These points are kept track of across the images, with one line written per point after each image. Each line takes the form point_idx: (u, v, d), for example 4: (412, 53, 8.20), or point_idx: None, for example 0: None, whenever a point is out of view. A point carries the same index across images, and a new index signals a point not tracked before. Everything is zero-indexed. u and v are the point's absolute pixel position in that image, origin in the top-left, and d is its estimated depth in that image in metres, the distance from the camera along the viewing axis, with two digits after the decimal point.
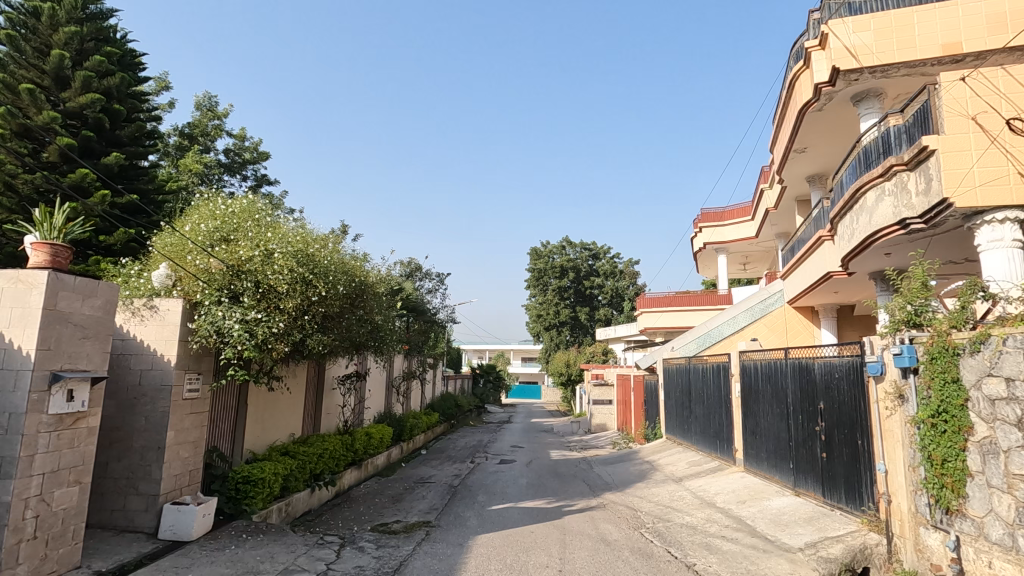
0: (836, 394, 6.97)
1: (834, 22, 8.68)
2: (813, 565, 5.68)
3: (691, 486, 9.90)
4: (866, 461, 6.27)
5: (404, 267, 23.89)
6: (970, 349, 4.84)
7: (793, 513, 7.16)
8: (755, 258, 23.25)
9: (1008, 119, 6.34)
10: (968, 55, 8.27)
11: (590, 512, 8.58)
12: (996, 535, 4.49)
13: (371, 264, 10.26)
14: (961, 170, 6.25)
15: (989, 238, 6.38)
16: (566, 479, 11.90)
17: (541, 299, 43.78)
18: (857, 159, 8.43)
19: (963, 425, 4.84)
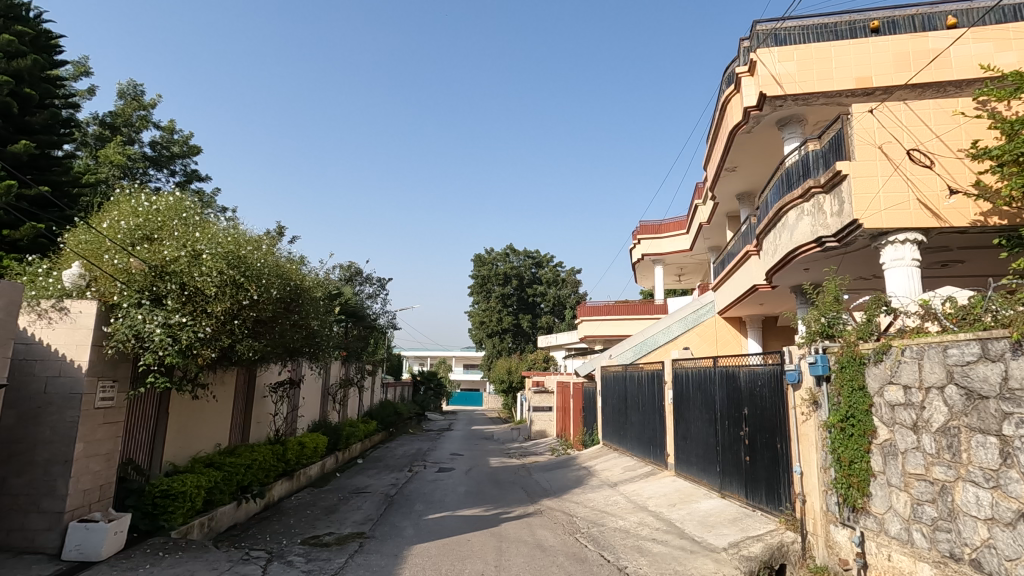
0: (759, 400, 7.37)
1: (762, 50, 9.27)
2: (736, 564, 5.98)
3: (626, 491, 10.17)
4: (785, 463, 6.66)
5: (344, 271, 23.29)
6: (874, 358, 5.30)
7: (719, 515, 7.50)
8: (690, 269, 24.26)
9: (909, 148, 6.90)
10: (878, 89, 9.03)
11: (527, 519, 8.64)
12: (894, 530, 4.93)
13: (308, 268, 9.95)
14: (869, 194, 6.83)
15: (892, 257, 6.96)
16: (505, 486, 11.94)
17: (483, 306, 43.80)
18: (780, 181, 9.02)
19: (867, 429, 5.30)
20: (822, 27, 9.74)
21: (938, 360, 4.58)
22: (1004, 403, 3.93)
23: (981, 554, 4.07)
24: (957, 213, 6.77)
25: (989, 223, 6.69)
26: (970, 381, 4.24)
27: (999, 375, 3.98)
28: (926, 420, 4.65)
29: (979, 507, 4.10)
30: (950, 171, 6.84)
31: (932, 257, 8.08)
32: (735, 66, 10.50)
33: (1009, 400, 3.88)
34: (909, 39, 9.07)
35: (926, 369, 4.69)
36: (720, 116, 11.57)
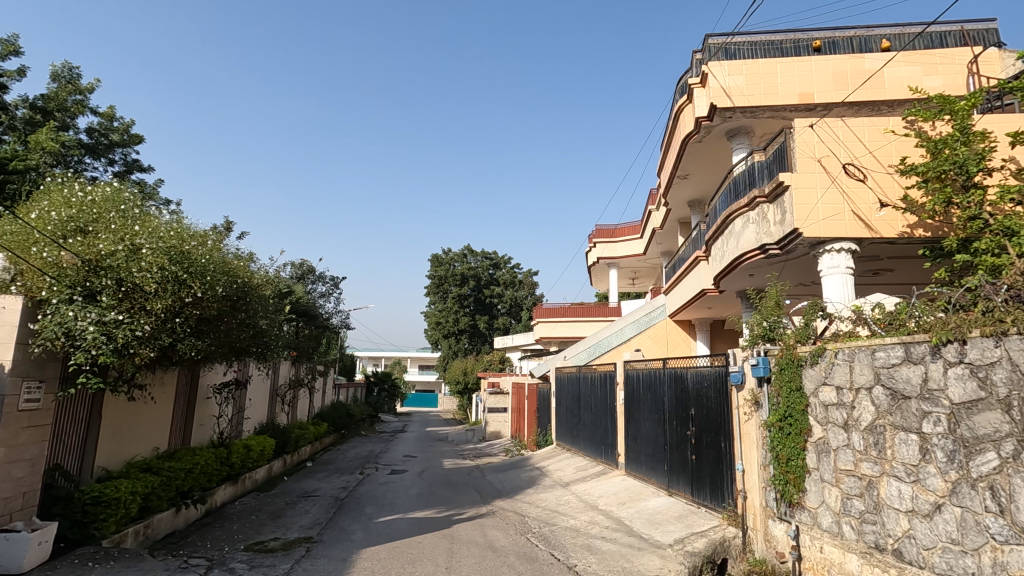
0: (705, 400, 7.62)
1: (713, 63, 9.61)
2: (680, 560, 6.16)
3: (577, 490, 10.32)
4: (728, 461, 6.92)
5: (296, 269, 22.66)
6: (810, 360, 5.58)
7: (666, 512, 7.72)
8: (643, 273, 24.83)
9: (845, 162, 7.28)
10: (819, 105, 9.52)
11: (479, 520, 8.65)
12: (826, 523, 5.21)
13: (257, 265, 9.64)
14: (808, 205, 7.19)
15: (829, 264, 7.35)
16: (458, 488, 11.89)
17: (440, 306, 43.50)
18: (728, 189, 9.37)
19: (803, 427, 5.58)
20: (768, 43, 10.20)
21: (866, 363, 4.87)
22: (924, 403, 4.24)
23: (902, 544, 4.37)
24: (887, 224, 7.20)
25: (915, 235, 7.15)
26: (894, 382, 4.54)
27: (920, 377, 4.28)
28: (856, 419, 4.94)
29: (901, 500, 4.40)
30: (881, 186, 7.27)
31: (865, 265, 8.57)
32: (688, 77, 10.84)
33: (929, 400, 4.19)
34: (848, 59, 9.54)
35: (856, 371, 4.98)
36: (673, 125, 11.91)
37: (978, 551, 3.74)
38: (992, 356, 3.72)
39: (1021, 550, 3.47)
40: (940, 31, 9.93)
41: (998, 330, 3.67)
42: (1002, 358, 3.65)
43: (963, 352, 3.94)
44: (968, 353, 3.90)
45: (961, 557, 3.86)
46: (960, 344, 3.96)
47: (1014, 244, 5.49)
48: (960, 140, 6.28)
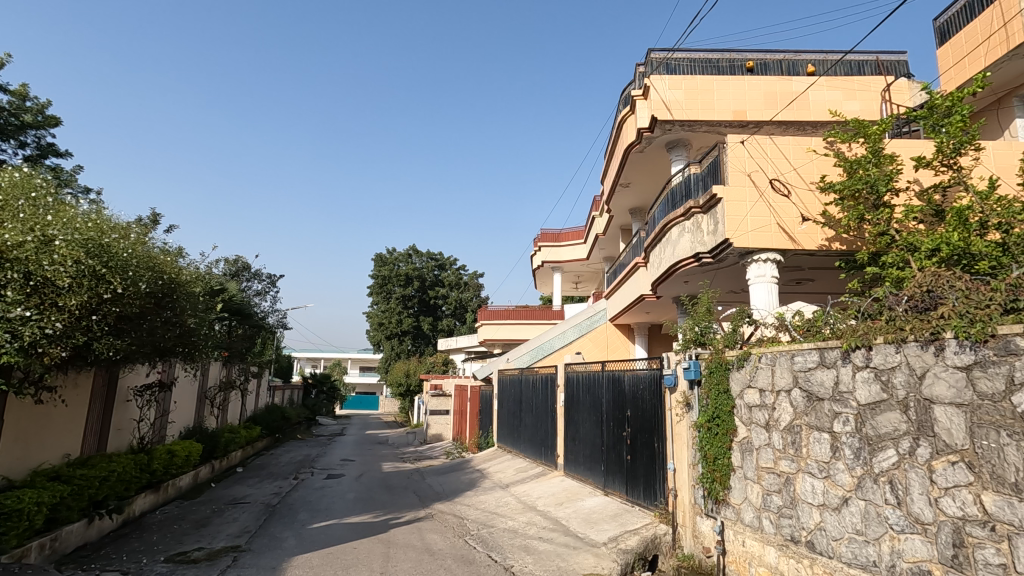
0: (641, 402, 7.86)
1: (654, 77, 9.98)
2: (613, 557, 6.33)
3: (516, 492, 10.41)
4: (660, 461, 7.16)
5: (229, 265, 21.62)
6: (737, 364, 5.91)
7: (601, 511, 7.91)
8: (586, 278, 25.39)
9: (772, 178, 7.73)
10: (751, 122, 10.06)
11: (417, 523, 8.57)
12: (748, 518, 5.53)
13: (186, 260, 9.14)
14: (738, 217, 7.60)
15: (755, 273, 7.81)
16: (396, 491, 11.72)
17: (383, 306, 42.72)
18: (666, 199, 9.73)
19: (729, 428, 5.90)
20: (706, 61, 10.70)
21: (786, 366, 5.20)
22: (835, 404, 4.58)
23: (814, 536, 4.69)
24: (808, 237, 7.70)
25: (833, 247, 7.69)
26: (810, 385, 4.88)
27: (833, 380, 4.62)
28: (776, 419, 5.26)
29: (814, 495, 4.72)
30: (803, 201, 7.76)
31: (788, 275, 9.11)
32: (631, 89, 11.20)
33: (840, 401, 4.53)
34: (777, 80, 10.13)
35: (777, 374, 5.31)
36: (616, 135, 12.27)
37: (879, 540, 4.08)
38: (893, 361, 4.07)
39: (914, 538, 3.81)
40: (858, 59, 10.71)
41: (899, 337, 4.01)
42: (902, 364, 4.00)
43: (869, 357, 4.28)
44: (873, 359, 4.24)
45: (864, 547, 4.19)
46: (866, 350, 4.31)
47: (916, 258, 6.02)
48: (872, 161, 6.84)
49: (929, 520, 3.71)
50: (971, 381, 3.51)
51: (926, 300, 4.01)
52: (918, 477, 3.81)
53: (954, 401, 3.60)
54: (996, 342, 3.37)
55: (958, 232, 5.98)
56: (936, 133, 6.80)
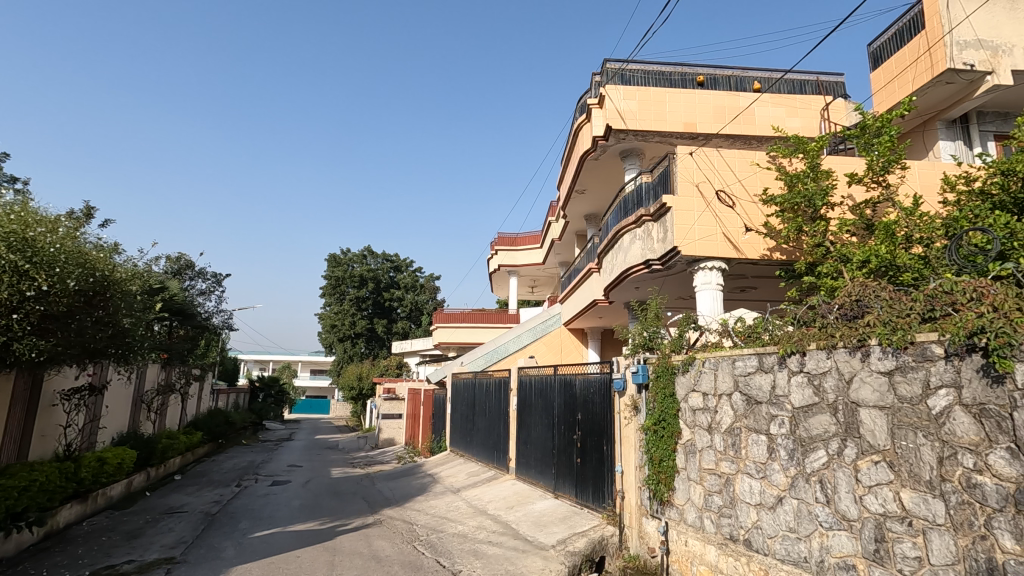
0: (591, 405, 7.97)
1: (609, 87, 10.21)
2: (561, 559, 6.38)
3: (467, 496, 10.36)
4: (609, 463, 7.27)
5: (171, 262, 20.66)
6: (682, 369, 6.09)
7: (550, 514, 7.97)
8: (542, 282, 25.59)
9: (719, 189, 8.01)
10: (700, 134, 10.41)
11: (365, 530, 8.40)
12: (691, 518, 5.69)
13: (122, 257, 8.66)
14: (686, 225, 7.85)
15: (702, 280, 8.07)
16: (345, 498, 11.45)
17: (336, 308, 41.74)
18: (618, 207, 9.93)
19: (674, 430, 6.07)
20: (659, 74, 11.02)
21: (728, 371, 5.39)
22: (772, 407, 4.78)
23: (751, 534, 4.88)
24: (751, 247, 8.02)
25: (774, 257, 8.05)
26: (749, 389, 5.07)
27: (770, 384, 4.82)
28: (718, 422, 5.44)
29: (751, 494, 4.92)
30: (747, 212, 8.08)
31: (733, 283, 9.47)
32: (587, 97, 11.39)
33: (776, 405, 4.73)
34: (725, 95, 10.54)
35: (719, 379, 5.50)
36: (572, 142, 12.46)
37: (810, 537, 4.28)
38: (824, 366, 4.29)
39: (841, 534, 4.02)
40: (800, 79, 11.28)
41: (829, 343, 4.23)
42: (831, 369, 4.23)
43: (803, 363, 4.50)
44: (807, 364, 4.46)
45: (796, 544, 4.39)
46: (801, 356, 4.52)
47: (848, 269, 6.38)
48: (810, 176, 7.23)
49: (854, 517, 3.92)
50: (893, 385, 3.74)
51: (855, 308, 4.23)
52: (845, 477, 4.03)
53: (877, 404, 3.83)
54: (914, 349, 3.61)
55: (885, 245, 6.37)
56: (867, 151, 7.25)
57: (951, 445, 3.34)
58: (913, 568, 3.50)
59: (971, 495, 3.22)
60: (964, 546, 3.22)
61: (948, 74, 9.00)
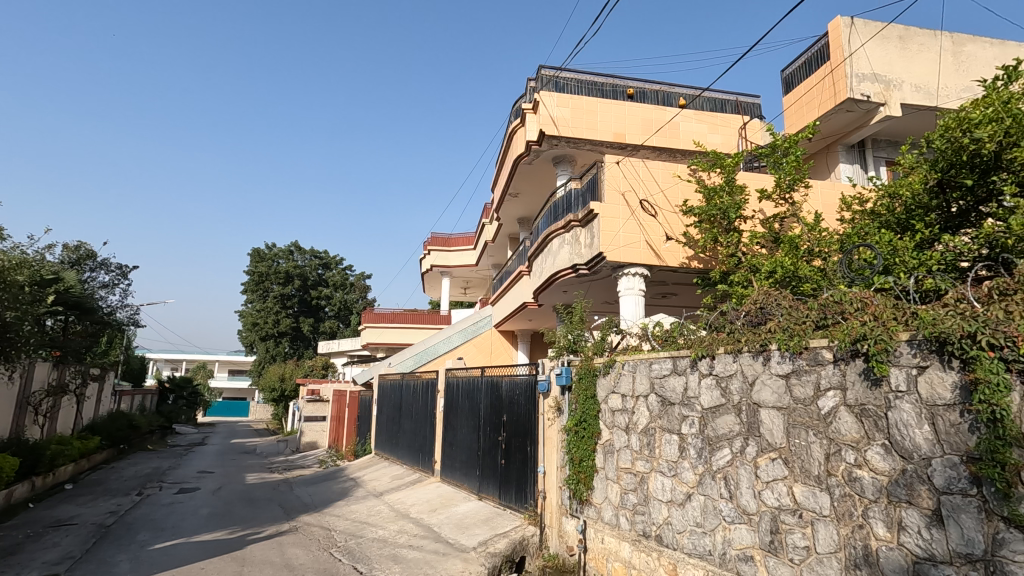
0: (516, 407, 8.03)
1: (544, 93, 10.40)
2: (481, 561, 6.37)
3: (390, 500, 10.15)
4: (531, 464, 7.35)
5: (69, 252, 18.90)
6: (603, 371, 6.27)
7: (473, 516, 7.95)
8: (475, 284, 25.56)
9: (643, 198, 8.33)
10: (629, 144, 10.78)
11: (279, 538, 8.04)
12: (608, 517, 5.87)
13: (6, 243, 7.84)
14: (612, 232, 8.11)
15: (625, 286, 8.36)
16: (259, 504, 10.90)
17: (258, 305, 39.73)
18: (549, 211, 10.09)
19: (594, 431, 6.24)
20: (592, 84, 11.34)
21: (645, 374, 5.60)
22: (683, 408, 5.02)
23: (662, 530, 5.09)
24: (671, 255, 8.38)
25: (692, 265, 8.47)
26: (664, 391, 5.30)
27: (683, 386, 5.06)
28: (635, 422, 5.65)
29: (664, 492, 5.13)
30: (669, 221, 8.44)
31: (655, 289, 9.87)
32: (522, 102, 11.52)
33: (687, 406, 4.97)
34: (653, 108, 10.98)
35: (637, 381, 5.71)
36: (507, 145, 12.56)
37: (714, 531, 4.51)
38: (730, 369, 4.56)
39: (742, 527, 4.26)
40: (721, 98, 11.95)
41: (736, 348, 4.49)
42: (737, 372, 4.49)
43: (712, 365, 4.75)
44: (716, 367, 4.72)
45: (702, 538, 4.62)
46: (710, 359, 4.77)
47: (756, 278, 6.84)
48: (726, 190, 7.68)
49: (753, 511, 4.18)
50: (789, 387, 4.02)
51: (759, 315, 4.51)
52: (746, 473, 4.28)
53: (776, 405, 4.10)
54: (808, 353, 3.90)
55: (790, 257, 6.87)
56: (776, 169, 7.80)
57: (836, 442, 3.63)
58: (801, 557, 3.77)
59: (852, 488, 3.51)
60: (845, 534, 3.52)
61: (848, 103, 9.83)
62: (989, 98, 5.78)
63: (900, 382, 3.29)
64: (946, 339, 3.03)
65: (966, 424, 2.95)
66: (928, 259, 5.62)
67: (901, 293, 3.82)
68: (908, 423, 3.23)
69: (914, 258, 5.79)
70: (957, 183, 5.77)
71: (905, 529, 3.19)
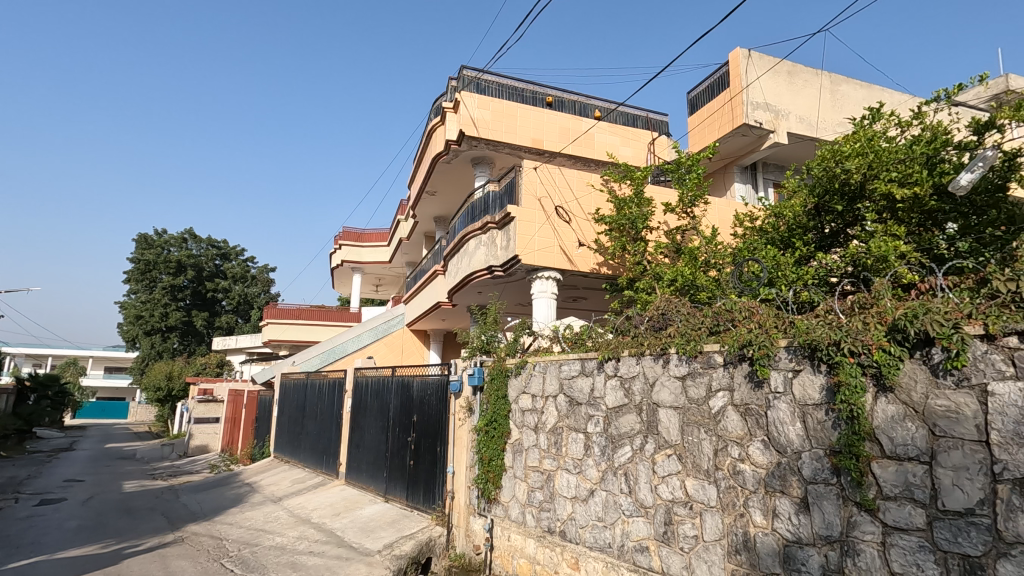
0: (427, 407, 7.96)
1: (465, 93, 10.44)
2: (386, 564, 6.25)
3: (290, 505, 9.67)
4: (440, 464, 7.32)
5: None
6: (515, 371, 6.39)
7: (379, 518, 7.77)
8: (388, 281, 24.98)
9: (558, 205, 8.57)
10: (546, 151, 11.05)
11: (161, 550, 7.40)
12: (514, 514, 6.00)
13: None
14: (527, 235, 8.29)
15: (539, 289, 8.57)
16: (138, 515, 9.96)
17: (144, 297, 36.24)
18: (466, 211, 10.10)
19: (503, 431, 6.34)
20: (512, 89, 11.52)
21: (554, 374, 5.79)
22: (589, 408, 5.25)
23: (566, 526, 5.28)
24: (582, 260, 8.69)
25: (601, 271, 8.84)
26: (572, 391, 5.50)
27: (590, 387, 5.28)
28: (543, 422, 5.81)
29: (569, 489, 5.32)
30: (581, 229, 8.75)
31: (566, 292, 10.19)
32: (443, 99, 11.46)
33: (593, 405, 5.20)
34: (570, 118, 11.34)
35: (546, 381, 5.88)
36: (425, 143, 12.45)
37: (614, 524, 4.75)
38: (634, 371, 4.83)
39: (639, 520, 4.53)
40: (633, 114, 12.60)
41: (639, 350, 4.76)
42: (639, 373, 4.77)
43: (617, 367, 5.01)
44: (620, 369, 4.97)
45: (603, 531, 4.85)
46: (616, 361, 5.02)
47: (660, 286, 7.32)
48: (635, 202, 8.11)
49: (650, 504, 4.46)
50: (685, 388, 4.33)
51: (660, 320, 4.81)
52: (644, 469, 4.56)
53: (672, 405, 4.41)
54: (702, 357, 4.23)
55: (689, 267, 7.42)
56: (680, 184, 8.38)
57: (723, 439, 3.97)
58: (690, 545, 4.08)
59: (735, 480, 3.85)
60: (728, 523, 3.85)
61: (744, 128, 10.74)
62: (857, 134, 6.53)
63: (779, 384, 3.66)
64: (817, 346, 3.42)
65: (829, 421, 3.35)
66: (805, 273, 6.36)
67: (782, 303, 4.22)
68: (783, 421, 3.61)
69: (793, 272, 6.48)
70: (830, 208, 6.55)
71: (778, 515, 3.56)
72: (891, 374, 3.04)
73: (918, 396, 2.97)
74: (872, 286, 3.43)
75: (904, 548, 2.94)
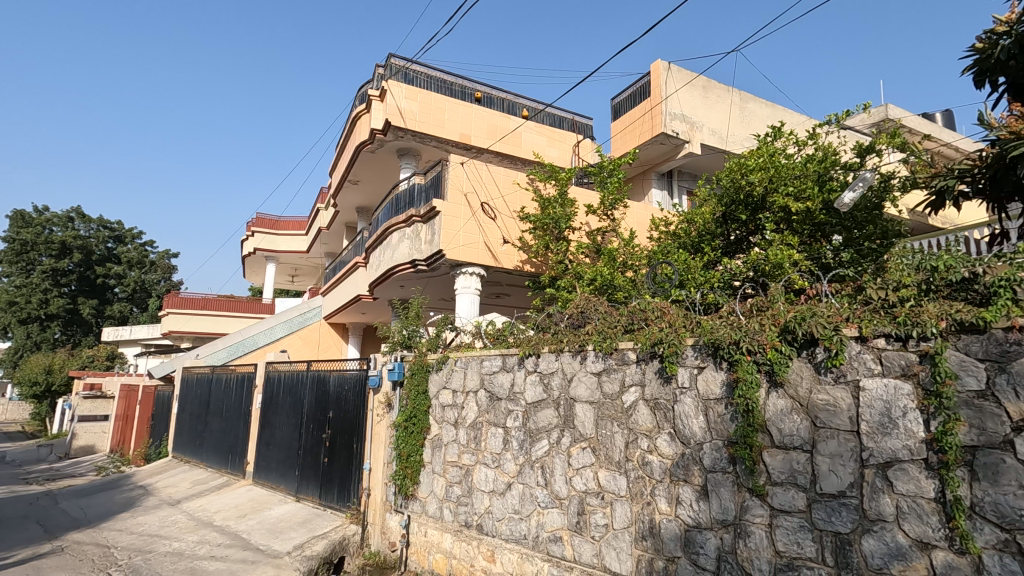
0: (344, 403, 7.73)
1: (392, 82, 10.21)
2: (296, 565, 6.00)
3: (189, 508, 9.05)
4: (356, 461, 7.14)
5: None
6: (436, 367, 6.37)
7: (289, 518, 7.46)
8: (304, 271, 23.91)
9: (484, 201, 8.60)
10: (474, 146, 11.03)
11: (35, 562, 6.69)
12: (432, 509, 6.00)
13: None
14: (452, 230, 8.25)
15: (463, 285, 8.57)
16: (8, 523, 8.93)
17: (18, 280, 32.33)
18: (390, 203, 9.88)
19: (423, 426, 6.30)
20: (441, 81, 11.40)
21: (475, 370, 5.83)
22: (509, 403, 5.33)
23: (483, 519, 5.34)
24: (507, 257, 8.77)
25: (525, 268, 8.97)
26: (493, 387, 5.56)
27: (510, 382, 5.37)
28: (463, 417, 5.84)
29: (486, 483, 5.38)
30: (506, 226, 8.83)
31: (490, 288, 10.25)
32: (369, 86, 11.13)
33: (513, 401, 5.29)
34: (498, 115, 11.39)
35: (467, 377, 5.91)
36: (349, 130, 12.02)
37: (529, 516, 4.88)
38: (553, 367, 4.96)
39: (554, 511, 4.67)
40: (559, 115, 12.88)
41: (558, 347, 4.90)
42: (558, 369, 4.91)
43: (537, 363, 5.13)
44: (540, 365, 5.09)
45: (519, 523, 4.96)
46: (536, 357, 5.14)
47: (580, 284, 7.58)
48: (559, 202, 8.30)
49: (564, 495, 4.61)
50: (601, 384, 4.51)
51: (579, 318, 4.98)
52: (560, 462, 4.71)
53: (589, 400, 4.58)
54: (616, 354, 4.43)
55: (608, 267, 7.74)
56: (602, 187, 8.68)
57: (634, 431, 4.19)
58: (600, 533, 4.27)
59: (644, 470, 4.08)
60: (636, 511, 4.07)
61: (662, 136, 11.28)
62: (761, 150, 7.06)
63: (685, 379, 3.91)
64: (720, 344, 3.69)
65: (728, 414, 3.63)
66: (711, 276, 6.79)
67: (690, 304, 4.50)
68: (688, 414, 3.86)
69: (701, 275, 6.92)
70: (735, 217, 7.05)
71: (681, 503, 3.81)
72: (781, 372, 3.35)
73: (803, 391, 3.29)
74: (768, 290, 3.73)
75: (787, 528, 3.25)
